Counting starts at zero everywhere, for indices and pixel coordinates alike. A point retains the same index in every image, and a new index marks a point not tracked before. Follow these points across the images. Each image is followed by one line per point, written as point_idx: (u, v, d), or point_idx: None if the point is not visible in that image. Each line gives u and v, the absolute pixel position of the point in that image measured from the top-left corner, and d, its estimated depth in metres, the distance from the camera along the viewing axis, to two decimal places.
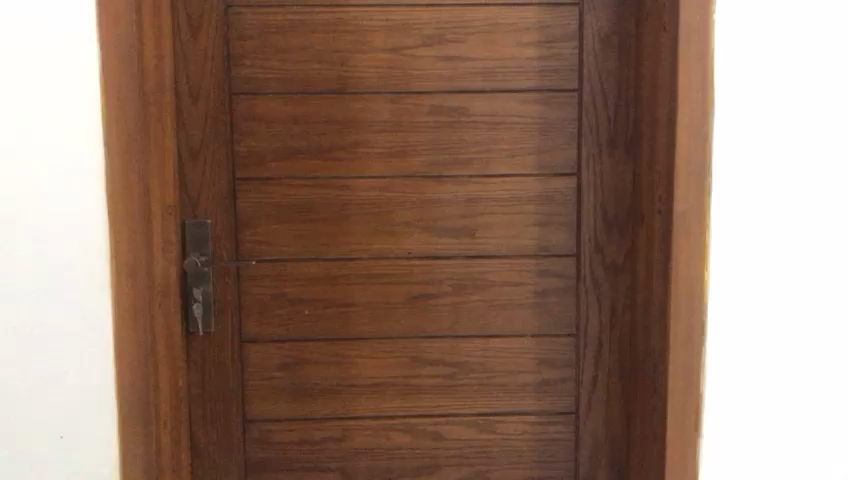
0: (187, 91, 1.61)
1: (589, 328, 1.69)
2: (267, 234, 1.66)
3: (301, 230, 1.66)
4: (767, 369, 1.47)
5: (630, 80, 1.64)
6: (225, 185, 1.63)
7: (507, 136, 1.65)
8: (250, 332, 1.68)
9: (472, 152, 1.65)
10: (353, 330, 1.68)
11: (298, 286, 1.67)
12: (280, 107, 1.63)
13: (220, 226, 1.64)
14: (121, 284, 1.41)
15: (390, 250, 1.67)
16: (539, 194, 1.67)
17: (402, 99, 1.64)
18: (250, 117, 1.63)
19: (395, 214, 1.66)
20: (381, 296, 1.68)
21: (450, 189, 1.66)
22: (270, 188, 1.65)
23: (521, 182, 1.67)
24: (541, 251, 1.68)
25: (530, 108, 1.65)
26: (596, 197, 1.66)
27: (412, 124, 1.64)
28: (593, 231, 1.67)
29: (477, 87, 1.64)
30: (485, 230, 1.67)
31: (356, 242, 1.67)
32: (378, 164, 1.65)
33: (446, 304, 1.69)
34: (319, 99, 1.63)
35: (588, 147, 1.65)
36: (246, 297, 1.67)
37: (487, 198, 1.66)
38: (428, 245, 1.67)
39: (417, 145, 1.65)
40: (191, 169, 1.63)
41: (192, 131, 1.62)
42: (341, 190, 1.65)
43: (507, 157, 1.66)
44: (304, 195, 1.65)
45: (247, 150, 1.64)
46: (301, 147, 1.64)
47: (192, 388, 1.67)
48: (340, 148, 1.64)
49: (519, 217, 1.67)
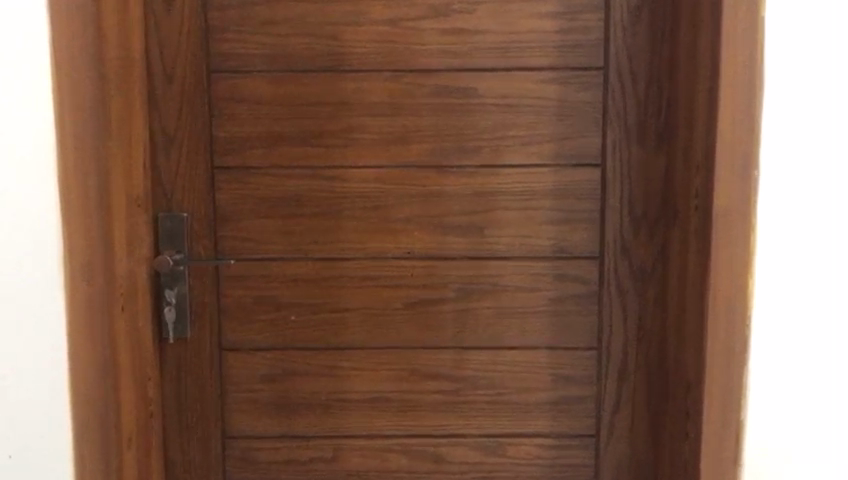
0: (161, 71, 1.44)
1: (611, 341, 1.49)
2: (249, 232, 1.48)
3: (287, 226, 1.48)
4: (836, 394, 1.25)
5: (661, 58, 1.43)
6: (202, 175, 1.46)
7: (521, 121, 1.45)
8: (229, 339, 1.50)
9: (480, 139, 1.46)
10: (345, 338, 1.50)
11: (283, 290, 1.49)
12: (264, 88, 1.45)
13: (197, 220, 1.47)
14: (75, 294, 1.23)
15: (387, 250, 1.48)
16: (557, 188, 1.47)
17: (401, 78, 1.45)
18: (230, 98, 1.45)
19: (394, 209, 1.47)
20: (376, 300, 1.49)
21: (456, 181, 1.47)
22: (252, 179, 1.47)
23: (537, 173, 1.46)
24: (559, 253, 1.48)
25: (547, 89, 1.45)
26: (622, 192, 1.46)
27: (413, 107, 1.45)
28: (619, 231, 1.47)
29: (487, 64, 1.44)
30: (494, 228, 1.47)
31: (349, 240, 1.48)
32: (374, 151, 1.46)
33: (451, 311, 1.49)
34: (308, 78, 1.45)
35: (613, 134, 1.45)
36: (226, 301, 1.49)
37: (498, 192, 1.47)
38: (431, 244, 1.48)
39: (418, 130, 1.46)
40: (165, 156, 1.46)
41: (166, 112, 1.45)
42: (333, 181, 1.47)
43: (520, 146, 1.46)
44: (290, 186, 1.47)
45: (226, 135, 1.46)
46: (287, 132, 1.46)
47: (167, 399, 1.51)
48: (332, 134, 1.46)
49: (533, 214, 1.47)
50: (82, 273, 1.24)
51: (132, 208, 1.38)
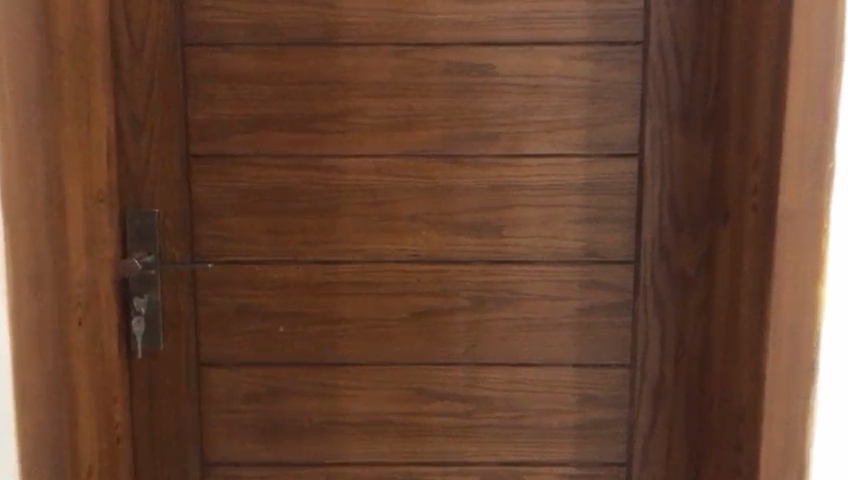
0: (128, 43, 1.24)
1: (647, 356, 1.30)
2: (230, 230, 1.28)
3: (275, 224, 1.28)
4: None
5: (711, 30, 1.23)
6: (176, 166, 1.26)
7: (546, 103, 1.26)
8: (208, 353, 1.31)
9: (498, 125, 1.26)
10: (341, 353, 1.31)
11: (270, 297, 1.30)
12: (247, 64, 1.25)
13: (170, 218, 1.28)
14: (21, 316, 1.01)
15: (389, 252, 1.29)
16: (586, 182, 1.27)
17: (407, 53, 1.24)
18: (208, 76, 1.25)
19: (397, 205, 1.28)
20: (376, 310, 1.30)
21: (469, 173, 1.27)
22: (233, 169, 1.27)
23: (564, 165, 1.27)
24: (587, 256, 1.29)
25: (576, 66, 1.25)
26: (662, 186, 1.26)
27: (420, 88, 1.25)
28: (657, 231, 1.27)
29: (507, 38, 1.24)
30: (513, 228, 1.28)
31: (346, 241, 1.29)
32: (375, 138, 1.26)
33: (462, 322, 1.30)
34: (299, 53, 1.25)
35: (653, 118, 1.25)
36: (204, 310, 1.30)
37: (518, 186, 1.27)
38: (440, 246, 1.29)
39: (426, 114, 1.26)
40: (133, 143, 1.26)
41: (135, 92, 1.25)
42: (327, 173, 1.27)
43: (544, 133, 1.26)
44: (278, 179, 1.27)
45: (204, 119, 1.26)
46: (274, 116, 1.26)
47: (137, 421, 1.32)
48: (326, 118, 1.26)
49: (558, 211, 1.28)
50: (29, 290, 1.03)
51: (92, 204, 1.18)
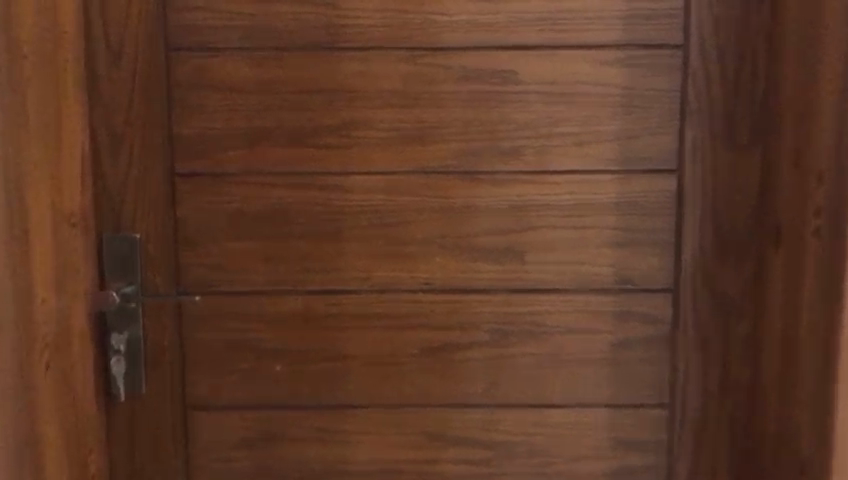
0: (105, 48, 1.10)
1: (687, 395, 1.17)
2: (221, 257, 1.15)
3: (271, 250, 1.15)
4: None
5: (759, 31, 1.10)
6: (159, 185, 1.13)
7: (575, 114, 1.12)
8: (196, 395, 1.17)
9: (521, 138, 1.13)
10: (346, 394, 1.17)
11: (266, 332, 1.16)
12: (240, 71, 1.11)
13: (154, 243, 1.14)
14: None
15: (399, 280, 1.15)
16: (620, 201, 1.14)
17: (419, 59, 1.11)
18: (195, 84, 1.11)
19: (409, 228, 1.14)
20: (385, 345, 1.16)
21: (489, 192, 1.14)
22: (224, 189, 1.13)
23: (594, 182, 1.13)
24: (620, 284, 1.16)
25: (608, 72, 1.12)
26: (704, 206, 1.13)
27: (434, 97, 1.12)
28: (699, 255, 1.14)
29: (531, 41, 1.11)
30: (537, 253, 1.15)
31: (351, 268, 1.15)
32: (384, 154, 1.13)
33: (481, 359, 1.16)
34: (298, 59, 1.11)
35: (694, 130, 1.12)
36: (192, 347, 1.16)
37: (543, 206, 1.14)
38: (457, 274, 1.15)
39: (440, 126, 1.12)
40: (110, 159, 1.12)
41: (113, 102, 1.11)
42: (329, 192, 1.14)
43: (573, 146, 1.13)
44: (275, 199, 1.14)
45: (191, 132, 1.12)
46: (270, 129, 1.12)
47: (116, 471, 1.17)
48: (329, 131, 1.12)
49: (588, 234, 1.15)
50: None
51: (62, 228, 1.04)
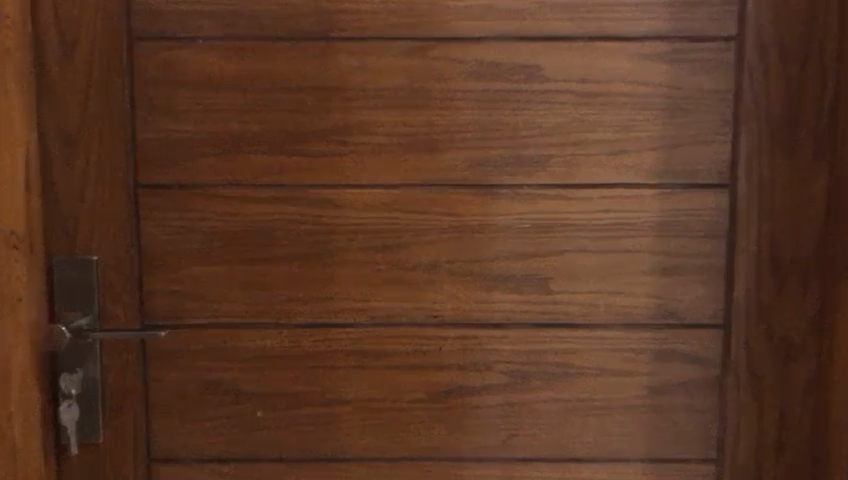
0: (56, 37, 0.93)
1: (739, 448, 1.00)
2: (193, 285, 0.98)
3: (252, 276, 0.98)
4: None
5: (830, 22, 0.93)
6: (120, 199, 0.96)
7: (609, 118, 0.96)
8: (162, 446, 0.99)
9: (546, 147, 0.96)
10: (340, 444, 1.00)
11: (244, 372, 0.99)
12: (215, 65, 0.94)
13: (113, 268, 0.97)
14: None
15: (403, 311, 0.98)
16: (661, 221, 0.97)
17: (427, 51, 0.94)
18: (162, 80, 0.95)
19: (414, 251, 0.98)
20: (386, 387, 1.00)
21: (508, 210, 0.97)
22: (197, 204, 0.96)
23: (632, 199, 0.97)
24: (661, 319, 0.99)
25: (649, 69, 0.95)
26: (761, 229, 0.96)
27: (444, 97, 0.95)
28: (755, 284, 0.97)
29: (559, 32, 0.94)
30: (565, 281, 0.98)
31: (345, 297, 0.98)
32: (384, 164, 0.96)
33: (498, 404, 1.00)
34: (284, 51, 0.94)
35: (751, 138, 0.95)
36: (158, 389, 0.99)
37: (572, 227, 0.97)
38: (470, 305, 0.98)
39: (452, 131, 0.96)
40: (63, 169, 0.95)
41: (65, 101, 0.94)
42: (321, 209, 0.97)
43: (607, 157, 0.96)
44: (256, 216, 0.97)
45: (158, 137, 0.95)
46: (251, 134, 0.96)
47: None
48: (321, 137, 0.96)
49: (624, 260, 0.98)
50: None
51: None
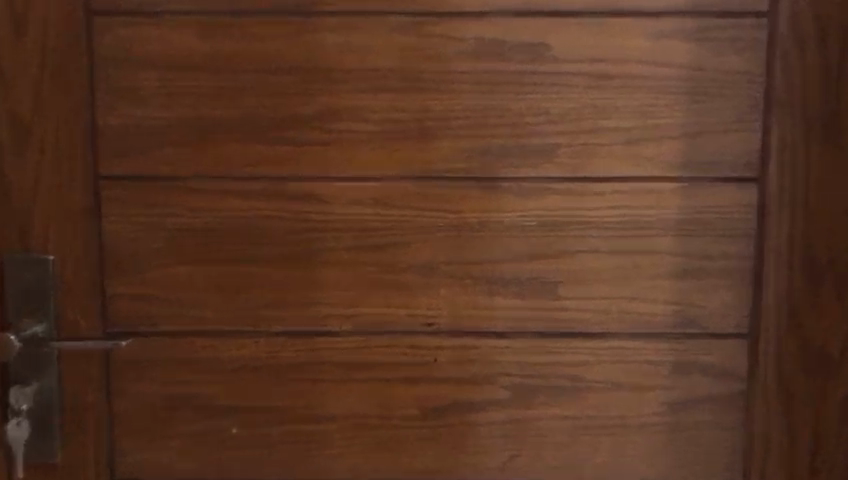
0: (6, 12, 0.84)
1: (767, 472, 0.90)
2: (159, 288, 0.88)
3: (226, 279, 0.88)
4: None
5: None
6: (79, 193, 0.86)
7: (625, 104, 0.86)
8: (128, 467, 0.90)
9: (554, 135, 0.86)
10: (325, 465, 0.91)
11: (217, 385, 0.89)
12: (184, 43, 0.84)
13: (71, 269, 0.87)
14: None
15: (394, 318, 0.89)
16: (682, 219, 0.87)
17: (420, 28, 0.84)
18: (124, 60, 0.85)
19: (405, 252, 0.88)
20: (376, 403, 0.90)
21: (511, 206, 0.87)
22: (164, 199, 0.87)
23: (650, 195, 0.87)
24: (681, 328, 0.89)
25: (670, 49, 0.85)
26: (793, 230, 0.86)
27: (441, 79, 0.85)
28: (786, 290, 0.87)
29: (569, 6, 0.84)
30: (574, 285, 0.88)
31: (330, 302, 0.89)
32: (373, 154, 0.86)
33: (500, 422, 0.90)
34: (261, 27, 0.84)
35: (783, 126, 0.85)
36: (121, 404, 0.89)
37: (583, 225, 0.87)
38: (469, 311, 0.89)
39: (449, 118, 0.86)
40: (15, 159, 0.86)
41: (17, 83, 0.85)
42: (303, 204, 0.87)
43: (621, 147, 0.86)
44: (230, 213, 0.87)
45: (120, 124, 0.85)
46: (224, 120, 0.86)
47: None
48: (302, 124, 0.86)
49: (640, 262, 0.88)
50: None
51: None
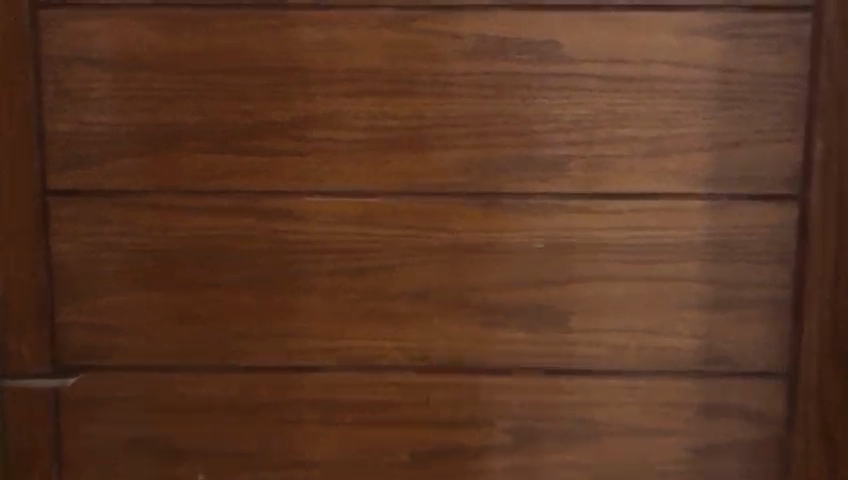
0: None
1: None
2: (115, 317, 0.78)
3: (190, 307, 0.78)
4: None
5: None
6: (24, 209, 0.76)
7: (645, 110, 0.75)
8: None
9: (564, 146, 0.75)
10: None
11: (180, 426, 0.79)
12: (142, 39, 0.74)
13: (16, 294, 0.77)
14: None
15: (381, 353, 0.78)
16: (710, 243, 0.76)
17: (411, 22, 0.74)
18: (76, 58, 0.75)
19: (394, 278, 0.77)
20: (360, 447, 0.80)
21: (515, 226, 0.76)
22: (120, 216, 0.77)
23: (673, 214, 0.76)
24: (707, 365, 0.78)
25: (698, 48, 0.74)
26: (840, 255, 0.75)
27: (434, 81, 0.75)
28: (832, 325, 0.76)
29: None
30: (586, 316, 0.78)
31: (308, 334, 0.78)
32: (358, 166, 0.76)
33: (500, 469, 0.80)
34: (230, 20, 0.74)
35: (830, 136, 0.74)
36: (73, 444, 0.79)
37: (597, 248, 0.77)
38: (466, 345, 0.78)
39: (444, 125, 0.75)
40: None
41: None
42: (277, 223, 0.77)
43: (641, 160, 0.76)
44: (195, 232, 0.77)
45: (71, 131, 0.75)
46: (188, 127, 0.75)
47: None
48: (277, 132, 0.75)
49: (662, 291, 0.77)
50: None
51: None
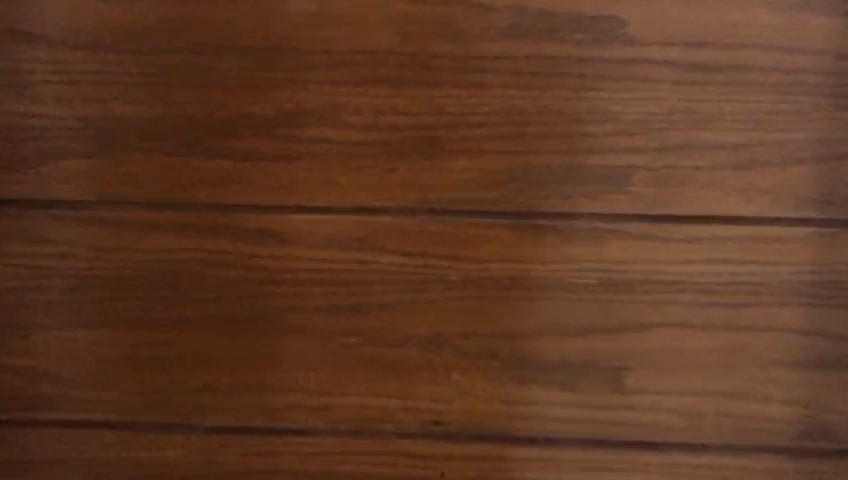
0: None
1: None
2: (54, 358, 0.62)
3: (147, 349, 0.62)
4: None
5: None
6: None
7: (735, 109, 0.57)
8: None
9: (627, 154, 0.58)
10: None
11: None
12: (89, 10, 0.58)
13: None
14: None
15: (385, 412, 0.62)
16: (816, 285, 0.59)
17: None
18: (6, 33, 0.59)
19: (402, 319, 0.61)
20: None
21: (560, 257, 0.59)
22: (58, 234, 0.61)
23: (769, 246, 0.58)
24: (807, 441, 0.61)
25: (807, 29, 0.56)
26: None
27: (459, 68, 0.58)
28: None
29: None
30: (650, 374, 0.60)
31: (293, 387, 0.62)
32: (359, 176, 0.59)
33: None
34: None
35: None
36: None
37: (667, 288, 0.59)
38: (494, 405, 0.61)
39: (471, 125, 0.58)
40: None
41: None
42: (256, 246, 0.60)
43: (727, 175, 0.58)
44: (152, 255, 0.61)
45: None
46: (146, 122, 0.59)
47: None
48: (256, 130, 0.59)
49: (750, 345, 0.60)
50: None
51: None
